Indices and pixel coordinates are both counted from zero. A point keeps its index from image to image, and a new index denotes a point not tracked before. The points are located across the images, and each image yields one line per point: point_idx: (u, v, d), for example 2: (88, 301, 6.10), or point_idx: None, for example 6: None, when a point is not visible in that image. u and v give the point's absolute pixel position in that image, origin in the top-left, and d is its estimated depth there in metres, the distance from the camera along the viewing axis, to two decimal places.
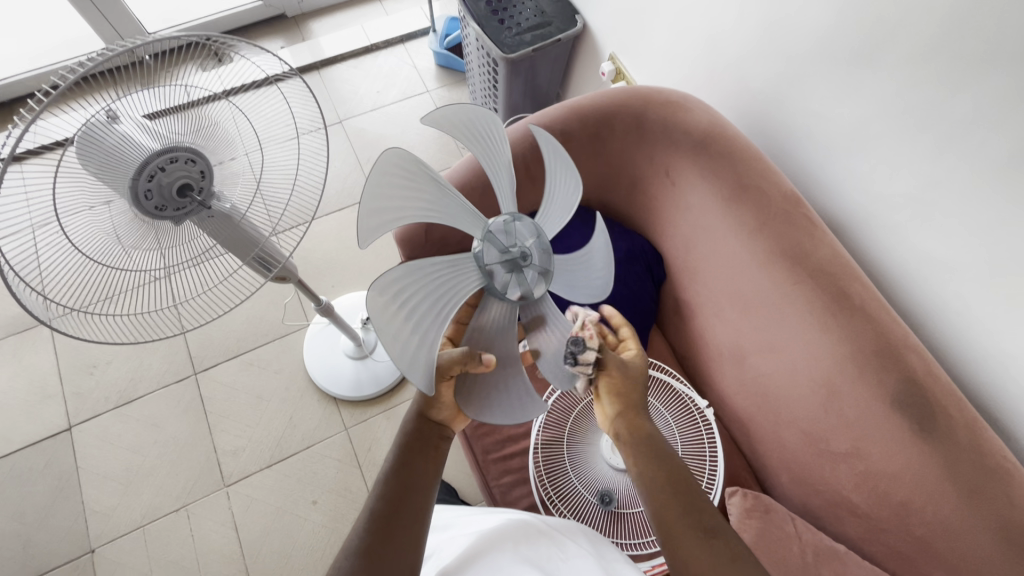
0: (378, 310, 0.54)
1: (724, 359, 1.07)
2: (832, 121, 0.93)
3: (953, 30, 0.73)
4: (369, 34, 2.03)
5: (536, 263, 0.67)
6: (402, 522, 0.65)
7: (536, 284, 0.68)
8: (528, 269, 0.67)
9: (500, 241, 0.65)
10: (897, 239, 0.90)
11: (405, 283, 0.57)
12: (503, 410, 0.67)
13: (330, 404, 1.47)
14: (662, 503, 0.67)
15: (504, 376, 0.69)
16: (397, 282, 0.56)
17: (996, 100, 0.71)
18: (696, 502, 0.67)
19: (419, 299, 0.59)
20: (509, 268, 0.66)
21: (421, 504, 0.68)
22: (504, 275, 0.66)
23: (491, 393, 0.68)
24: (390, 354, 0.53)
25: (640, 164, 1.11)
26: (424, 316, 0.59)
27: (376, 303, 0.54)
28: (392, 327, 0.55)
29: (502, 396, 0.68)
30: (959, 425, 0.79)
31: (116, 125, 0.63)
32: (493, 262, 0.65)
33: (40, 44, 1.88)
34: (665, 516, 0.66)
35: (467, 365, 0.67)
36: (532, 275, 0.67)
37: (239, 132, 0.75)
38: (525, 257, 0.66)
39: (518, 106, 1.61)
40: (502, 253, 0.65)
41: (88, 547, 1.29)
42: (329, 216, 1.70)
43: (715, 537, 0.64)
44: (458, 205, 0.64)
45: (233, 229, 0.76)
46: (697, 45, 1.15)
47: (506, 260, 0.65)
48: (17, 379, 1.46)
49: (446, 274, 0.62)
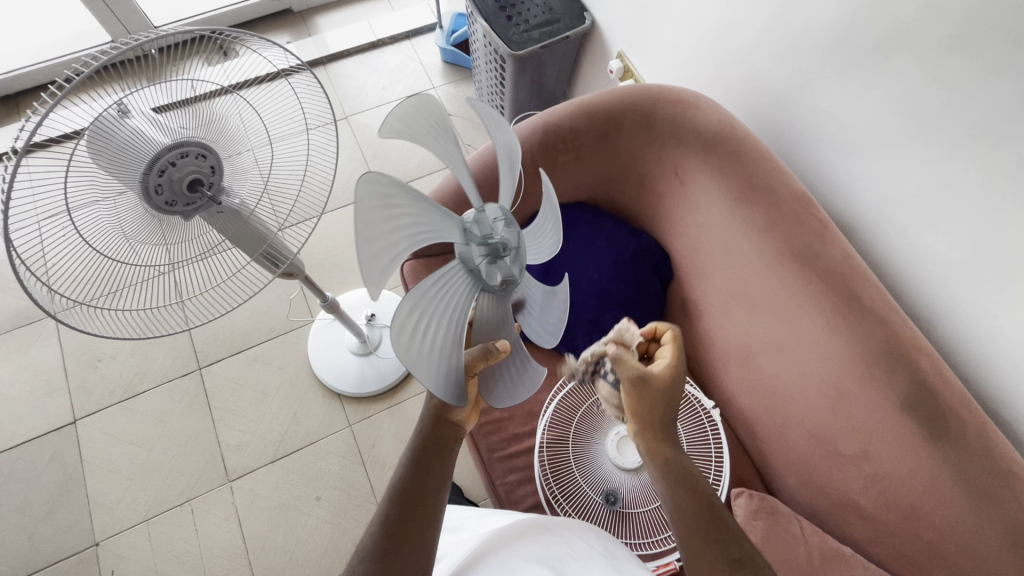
0: (366, 202, 0.45)
1: (731, 359, 1.07)
2: (843, 121, 0.92)
3: (967, 33, 0.72)
4: (375, 30, 2.02)
5: (511, 264, 0.62)
6: (414, 526, 0.65)
7: (496, 284, 0.63)
8: (502, 264, 0.61)
9: (490, 224, 0.59)
10: (908, 240, 0.90)
11: (398, 196, 0.48)
12: (427, 375, 0.52)
13: (334, 399, 1.47)
14: (692, 529, 0.66)
15: (442, 341, 0.55)
16: (391, 187, 0.47)
17: (1011, 103, 0.71)
18: (725, 532, 0.67)
19: (404, 213, 0.50)
20: (490, 258, 0.60)
21: (435, 501, 0.68)
22: (479, 259, 0.59)
23: (423, 349, 0.53)
24: (360, 240, 0.45)
25: (649, 163, 1.11)
26: (404, 240, 0.51)
27: (365, 198, 0.45)
28: (372, 233, 0.47)
29: (428, 358, 0.53)
30: (971, 429, 0.78)
31: (126, 119, 0.61)
32: (473, 241, 0.58)
33: (46, 37, 1.87)
34: (689, 540, 0.66)
35: (488, 360, 0.64)
36: (499, 274, 0.62)
37: (249, 128, 0.74)
38: (506, 252, 0.61)
39: (525, 104, 1.60)
40: (485, 236, 0.59)
41: (93, 541, 1.30)
42: (333, 212, 1.70)
43: (738, 568, 0.64)
44: (461, 169, 0.58)
45: (241, 224, 0.77)
46: (706, 43, 1.14)
47: (488, 247, 0.59)
48: (23, 372, 1.47)
49: (433, 215, 0.53)
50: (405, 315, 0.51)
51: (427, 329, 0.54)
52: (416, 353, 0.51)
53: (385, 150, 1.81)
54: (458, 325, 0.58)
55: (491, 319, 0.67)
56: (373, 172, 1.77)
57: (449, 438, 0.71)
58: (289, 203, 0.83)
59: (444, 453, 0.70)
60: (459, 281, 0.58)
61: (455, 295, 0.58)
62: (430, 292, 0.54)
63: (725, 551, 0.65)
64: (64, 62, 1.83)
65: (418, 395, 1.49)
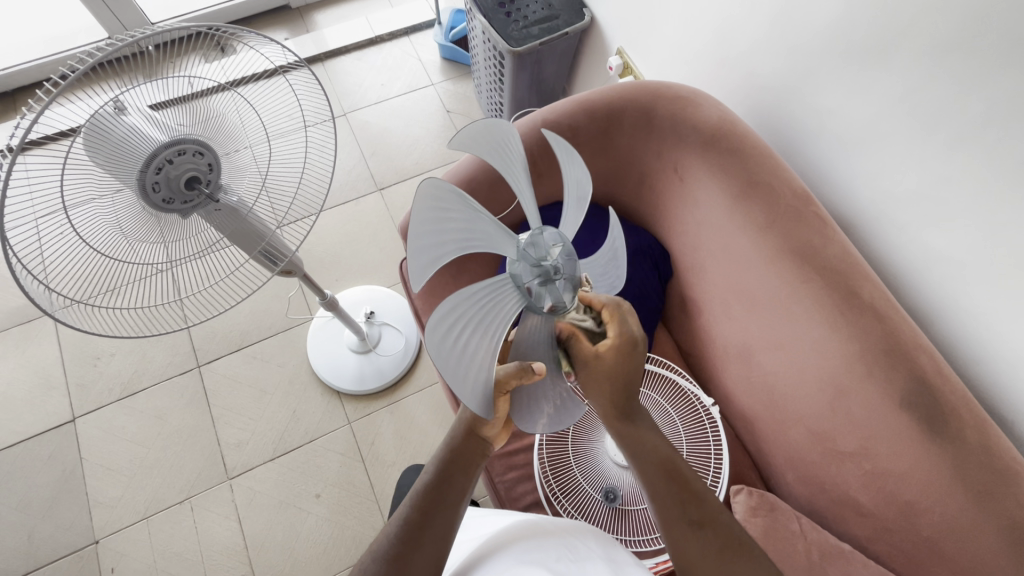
0: (427, 200, 0.51)
1: (731, 357, 1.07)
2: (843, 117, 0.92)
3: (967, 29, 0.72)
4: (374, 26, 2.01)
5: (563, 289, 0.65)
6: (435, 528, 0.65)
7: (545, 308, 0.65)
8: (553, 287, 0.64)
9: (544, 246, 0.64)
10: (908, 237, 0.89)
11: (452, 203, 0.54)
12: (456, 381, 0.50)
13: (333, 397, 1.47)
14: (659, 496, 0.69)
15: (473, 352, 0.55)
16: (447, 193, 0.53)
17: (1010, 98, 0.71)
18: (691, 494, 0.70)
19: (460, 217, 0.56)
20: (543, 281, 0.63)
21: (460, 499, 0.69)
22: (530, 277, 0.63)
23: (455, 355, 0.52)
24: (411, 235, 0.50)
25: (647, 160, 1.10)
26: (452, 244, 0.56)
27: (426, 195, 0.50)
28: (426, 232, 0.52)
29: (456, 366, 0.51)
30: (968, 426, 0.79)
31: (123, 116, 0.61)
32: (529, 259, 0.63)
33: (42, 34, 1.86)
34: (657, 503, 0.69)
35: (522, 379, 0.64)
36: (550, 297, 0.64)
37: (245, 125, 0.73)
38: (558, 276, 0.65)
39: (524, 100, 1.60)
40: (537, 256, 0.64)
41: (93, 538, 1.30)
42: (331, 210, 1.70)
43: (698, 529, 0.67)
44: (528, 201, 0.65)
45: (240, 222, 0.77)
46: (706, 39, 1.13)
47: (541, 267, 0.63)
48: (21, 370, 1.46)
49: (488, 225, 0.59)
50: (441, 317, 0.52)
51: (461, 336, 0.54)
52: (446, 357, 0.51)
53: (384, 147, 1.80)
54: (492, 339, 0.58)
55: (535, 342, 0.68)
56: (372, 169, 1.77)
57: (473, 451, 0.71)
58: (287, 200, 0.82)
59: (457, 460, 0.71)
60: (506, 295, 0.61)
61: (494, 309, 0.59)
62: (468, 301, 0.56)
63: (689, 513, 0.68)
64: (60, 58, 1.82)
65: (419, 392, 1.49)
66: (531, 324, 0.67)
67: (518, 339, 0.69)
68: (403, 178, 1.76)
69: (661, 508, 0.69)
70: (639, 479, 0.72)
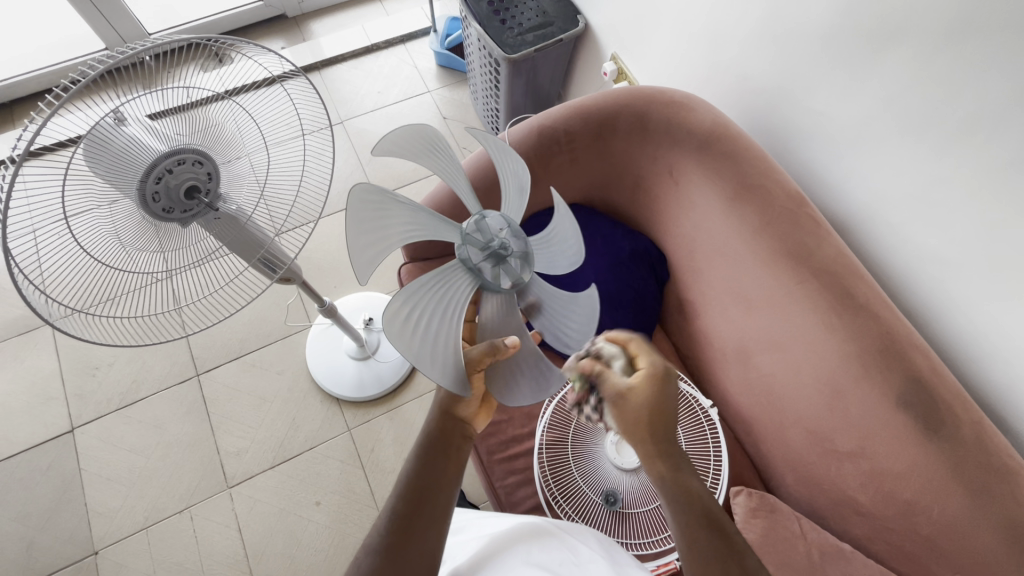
0: (410, 133, 0.60)
1: (729, 358, 1.07)
2: (835, 120, 0.93)
3: (953, 35, 0.73)
4: (370, 34, 2.02)
5: (517, 268, 0.66)
6: (428, 523, 0.65)
7: (497, 288, 0.66)
8: (502, 267, 0.65)
9: (505, 232, 0.66)
10: (901, 238, 0.90)
11: (443, 149, 0.65)
12: (355, 236, 0.55)
13: (333, 404, 1.47)
14: (692, 532, 0.64)
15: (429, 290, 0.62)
16: (438, 141, 0.64)
17: (996, 101, 0.72)
18: (724, 539, 0.64)
19: (447, 156, 0.66)
20: (493, 261, 0.65)
21: (449, 493, 0.68)
22: (480, 256, 0.65)
23: (374, 229, 0.57)
24: (396, 135, 0.58)
25: (643, 164, 1.12)
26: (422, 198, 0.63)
27: (413, 131, 0.61)
28: (406, 146, 0.61)
29: (356, 242, 0.55)
30: (966, 425, 0.79)
31: (123, 127, 0.62)
32: (485, 233, 0.65)
33: (40, 44, 1.87)
34: (689, 545, 0.64)
35: (495, 357, 0.65)
36: (494, 273, 0.65)
37: (241, 133, 0.74)
38: (509, 255, 0.65)
39: (520, 106, 1.61)
40: (500, 230, 0.66)
41: (92, 549, 1.29)
42: (327, 218, 1.70)
43: None
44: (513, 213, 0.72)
45: (239, 231, 0.76)
46: (698, 43, 1.14)
47: (489, 248, 0.64)
48: (19, 381, 1.46)
49: (458, 183, 0.68)
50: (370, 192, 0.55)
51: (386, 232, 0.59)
52: (363, 221, 0.56)
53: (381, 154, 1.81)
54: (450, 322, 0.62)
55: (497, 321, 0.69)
56: (369, 176, 1.77)
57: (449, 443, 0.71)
58: (286, 206, 0.83)
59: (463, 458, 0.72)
60: (456, 277, 0.64)
61: (448, 294, 0.62)
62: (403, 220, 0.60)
63: (721, 557, 0.62)
64: (57, 70, 1.83)
65: (418, 399, 1.49)
66: (491, 308, 0.68)
67: (483, 323, 0.69)
68: (401, 185, 1.77)
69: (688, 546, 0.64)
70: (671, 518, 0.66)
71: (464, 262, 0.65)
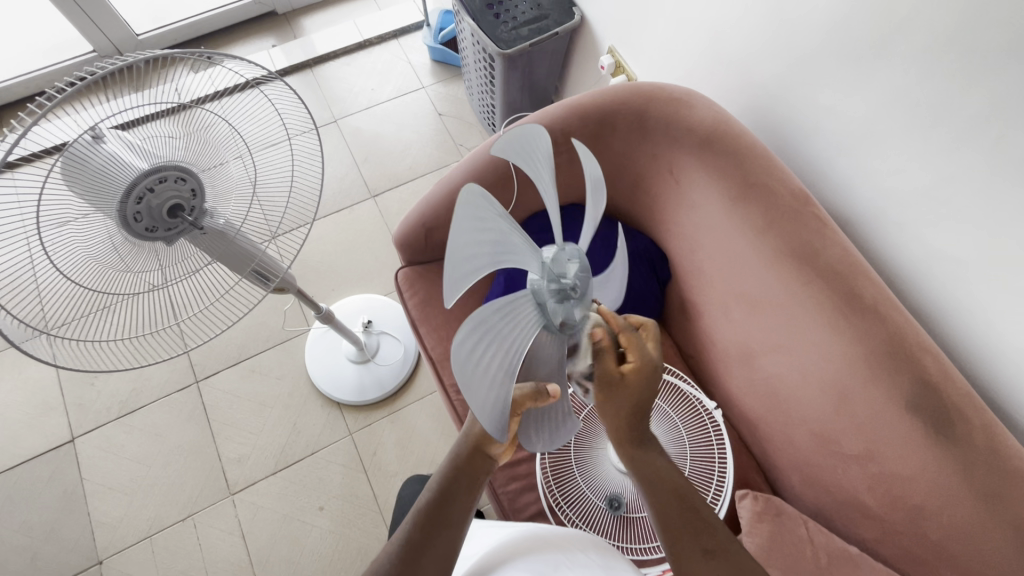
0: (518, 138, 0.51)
1: (733, 358, 1.05)
2: (840, 114, 0.90)
3: (966, 25, 0.70)
4: (362, 30, 1.99)
5: (574, 309, 0.61)
6: (433, 552, 0.63)
7: (556, 325, 0.60)
8: (567, 306, 0.60)
9: (576, 268, 0.60)
10: (908, 235, 0.88)
11: (541, 159, 0.55)
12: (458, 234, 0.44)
13: (333, 408, 1.46)
14: (673, 516, 0.68)
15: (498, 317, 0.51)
16: (536, 151, 0.54)
17: (1010, 95, 0.69)
18: (701, 522, 0.68)
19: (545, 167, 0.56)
20: (560, 298, 0.59)
21: (462, 520, 0.67)
22: (551, 291, 0.58)
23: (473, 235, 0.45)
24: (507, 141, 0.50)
25: (642, 162, 1.09)
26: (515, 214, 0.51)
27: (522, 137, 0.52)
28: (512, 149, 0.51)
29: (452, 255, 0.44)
30: (976, 428, 0.77)
31: (101, 144, 0.59)
32: (558, 266, 0.59)
33: (26, 47, 1.84)
34: (669, 527, 0.68)
35: (536, 401, 0.63)
36: (559, 311, 0.59)
37: (227, 140, 0.71)
38: (574, 295, 0.60)
39: (516, 102, 1.58)
40: (571, 265, 0.60)
41: (96, 558, 1.29)
42: (322, 219, 1.68)
43: (711, 558, 0.66)
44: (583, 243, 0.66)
45: (226, 244, 0.75)
46: (698, 37, 1.11)
47: (561, 284, 0.58)
48: (18, 391, 1.45)
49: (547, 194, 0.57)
50: (478, 199, 0.45)
51: (480, 244, 0.47)
52: (467, 217, 0.44)
53: (376, 152, 1.79)
54: (509, 364, 0.52)
55: (544, 359, 0.64)
56: (365, 175, 1.75)
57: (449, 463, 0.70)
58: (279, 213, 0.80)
59: (473, 479, 0.70)
60: (525, 309, 0.55)
61: (510, 329, 0.53)
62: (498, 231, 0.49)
63: (698, 539, 0.67)
64: (44, 75, 1.80)
65: (419, 401, 1.48)
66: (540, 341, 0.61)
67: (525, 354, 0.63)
68: (397, 184, 1.75)
69: (668, 527, 0.68)
70: (651, 498, 0.71)
71: (533, 291, 0.57)
